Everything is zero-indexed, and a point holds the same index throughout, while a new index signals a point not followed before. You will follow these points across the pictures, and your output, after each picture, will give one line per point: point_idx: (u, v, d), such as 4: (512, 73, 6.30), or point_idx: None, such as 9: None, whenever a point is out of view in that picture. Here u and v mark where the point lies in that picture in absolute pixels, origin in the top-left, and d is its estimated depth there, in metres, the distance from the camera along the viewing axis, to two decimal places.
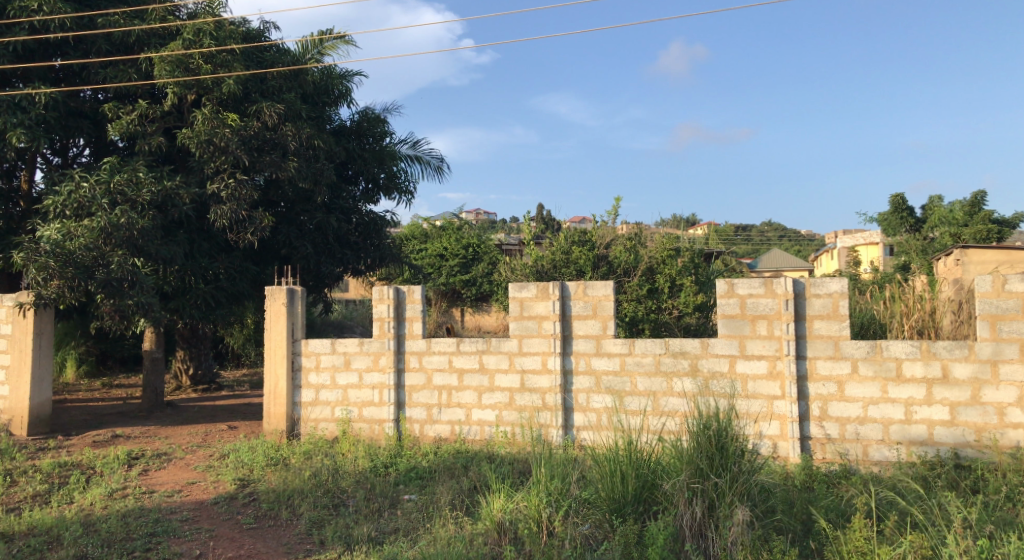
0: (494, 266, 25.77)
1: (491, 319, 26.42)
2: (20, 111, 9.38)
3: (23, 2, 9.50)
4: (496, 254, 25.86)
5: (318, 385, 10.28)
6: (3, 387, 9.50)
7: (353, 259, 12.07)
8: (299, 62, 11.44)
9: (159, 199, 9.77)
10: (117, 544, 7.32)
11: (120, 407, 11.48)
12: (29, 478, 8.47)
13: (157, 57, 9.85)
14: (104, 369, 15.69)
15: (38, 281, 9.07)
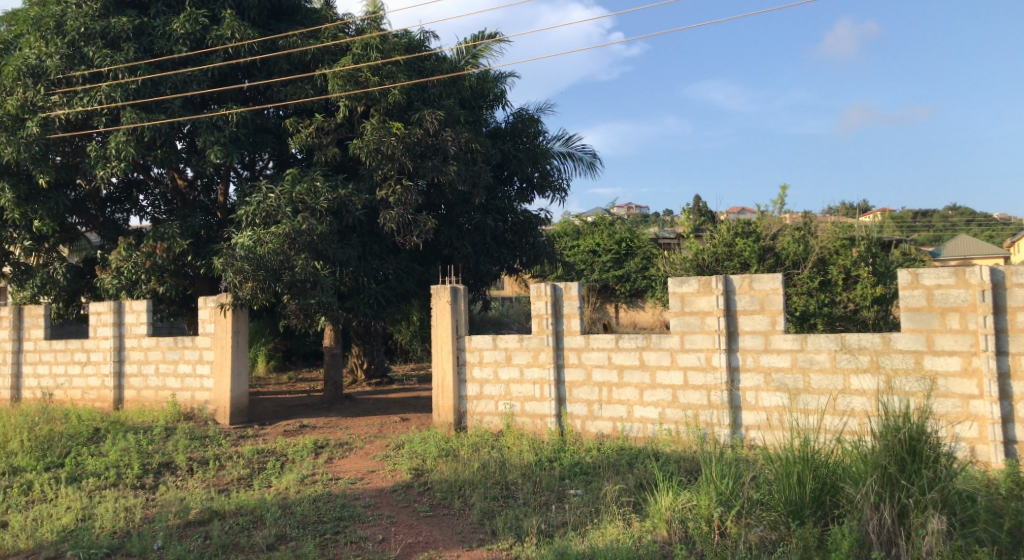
0: (648, 261, 25.45)
1: (647, 315, 26.14)
2: (216, 130, 10.38)
3: (219, 31, 10.43)
4: (650, 248, 25.56)
5: (481, 379, 10.57)
6: (209, 380, 10.51)
7: (510, 257, 12.35)
8: (456, 68, 11.80)
9: (335, 206, 10.43)
10: (311, 525, 7.95)
11: (305, 399, 12.43)
12: (234, 462, 9.39)
13: (331, 73, 10.44)
14: (289, 364, 17.08)
15: (235, 284, 9.98)
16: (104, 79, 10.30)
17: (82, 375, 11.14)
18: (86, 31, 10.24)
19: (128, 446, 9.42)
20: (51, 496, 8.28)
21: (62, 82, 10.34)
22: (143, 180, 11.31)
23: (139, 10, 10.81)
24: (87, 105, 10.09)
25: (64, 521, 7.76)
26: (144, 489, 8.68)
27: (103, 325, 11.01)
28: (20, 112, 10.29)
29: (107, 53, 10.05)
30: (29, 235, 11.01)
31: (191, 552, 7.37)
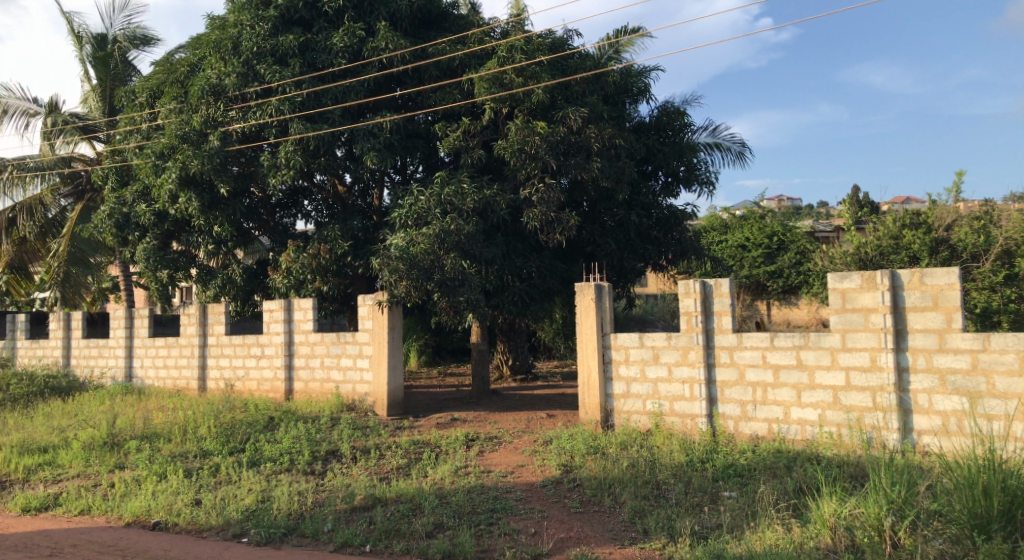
0: (802, 256, 24.30)
1: (801, 312, 24.95)
2: (372, 137, 10.94)
3: (374, 43, 11.01)
4: (805, 242, 24.38)
5: (628, 378, 10.50)
6: (368, 373, 11.12)
7: (655, 254, 12.16)
8: (600, 64, 11.75)
9: (481, 206, 10.67)
10: (466, 516, 8.21)
11: (455, 393, 12.88)
12: (392, 451, 9.87)
13: (477, 77, 10.71)
14: (438, 359, 17.75)
15: (391, 283, 10.37)
16: (275, 94, 11.14)
17: (258, 367, 12.11)
18: (258, 50, 11.13)
19: (299, 434, 10.14)
20: (234, 478, 9.05)
21: (238, 98, 11.28)
22: (307, 188, 12.10)
23: (304, 27, 11.59)
24: (260, 119, 10.98)
25: (246, 502, 8.47)
26: (314, 475, 9.31)
27: (275, 321, 11.90)
28: (204, 127, 11.25)
29: (277, 69, 10.91)
30: (212, 240, 11.96)
31: (357, 536, 7.83)
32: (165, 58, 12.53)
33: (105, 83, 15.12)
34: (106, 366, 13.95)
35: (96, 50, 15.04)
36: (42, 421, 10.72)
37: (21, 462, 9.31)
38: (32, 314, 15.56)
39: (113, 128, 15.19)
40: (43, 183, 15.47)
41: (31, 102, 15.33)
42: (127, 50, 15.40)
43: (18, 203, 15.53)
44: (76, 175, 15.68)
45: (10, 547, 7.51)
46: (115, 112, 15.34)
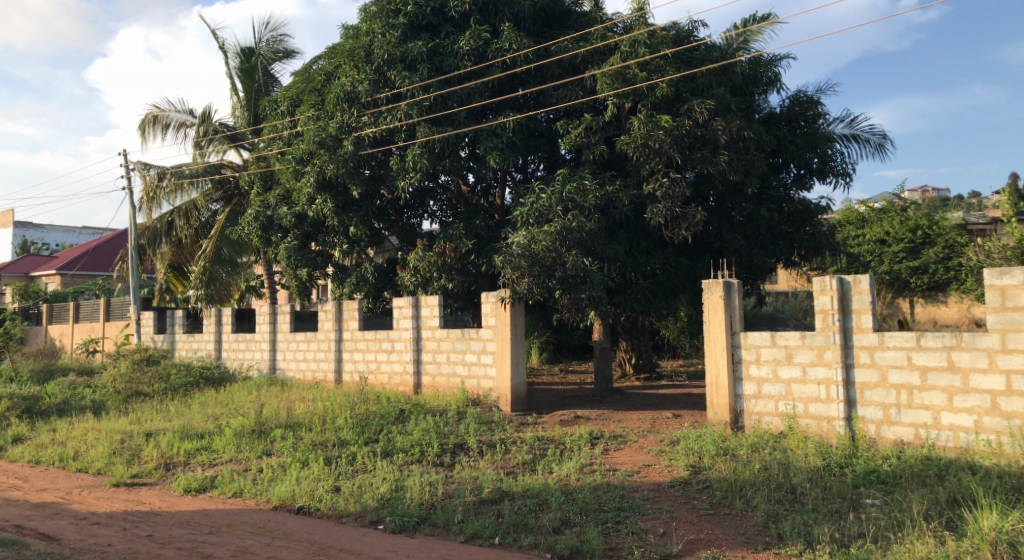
0: (950, 250, 22.67)
1: (949, 311, 23.30)
2: (495, 136, 11.12)
3: (498, 44, 11.18)
4: (954, 235, 22.75)
5: (758, 378, 10.17)
6: (491, 369, 11.31)
7: (786, 249, 11.69)
8: (727, 56, 11.43)
9: (603, 202, 10.60)
10: (593, 513, 8.20)
11: (577, 391, 12.90)
12: (518, 446, 10.01)
13: (600, 73, 10.67)
14: (561, 356, 17.86)
15: (513, 280, 10.38)
16: (403, 98, 11.61)
17: (389, 361, 12.60)
18: (388, 57, 11.58)
19: (428, 427, 10.48)
20: (370, 468, 9.46)
21: (371, 104, 11.79)
22: (432, 189, 12.51)
23: (432, 32, 11.95)
24: (390, 123, 11.44)
25: (382, 490, 8.83)
26: (443, 466, 9.58)
27: (404, 317, 12.34)
28: (340, 133, 11.83)
29: (406, 74, 11.33)
30: (346, 240, 12.57)
31: (487, 528, 8.00)
32: (304, 68, 13.26)
33: (250, 94, 16.16)
34: (253, 359, 14.93)
35: (242, 62, 16.10)
36: (199, 408, 11.61)
37: (182, 445, 10.13)
38: (188, 310, 16.86)
39: (257, 137, 16.21)
40: (198, 190, 16.74)
41: (185, 113, 16.60)
42: (269, 62, 16.38)
43: (175, 208, 16.86)
44: (225, 182, 17.02)
45: (175, 523, 8.20)
46: (258, 121, 16.37)
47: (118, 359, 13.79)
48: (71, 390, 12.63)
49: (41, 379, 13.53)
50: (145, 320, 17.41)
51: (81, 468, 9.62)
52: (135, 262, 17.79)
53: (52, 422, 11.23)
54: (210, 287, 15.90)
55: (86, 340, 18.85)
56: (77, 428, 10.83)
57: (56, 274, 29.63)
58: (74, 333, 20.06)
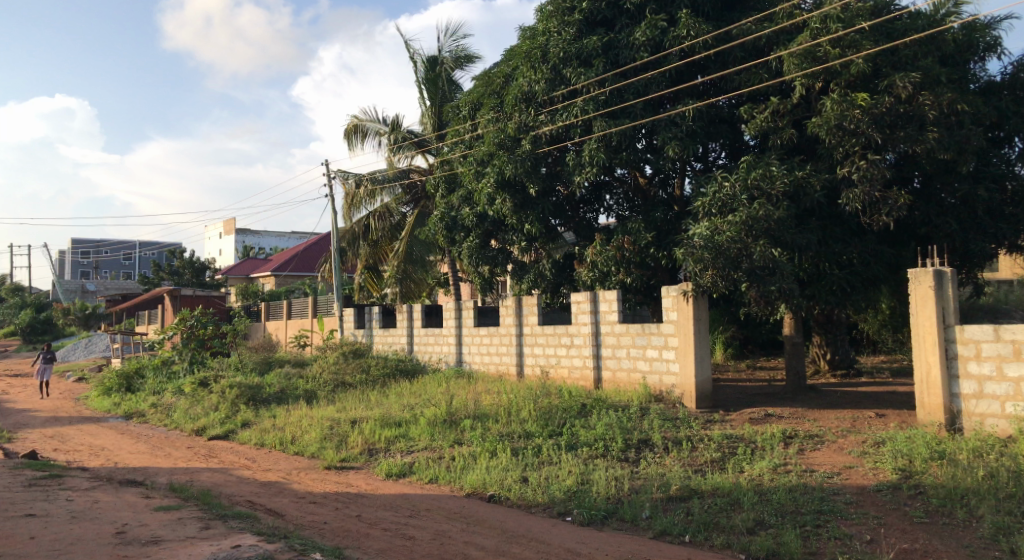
0: None
1: None
2: (674, 126, 10.94)
3: (675, 32, 10.93)
4: None
5: (979, 376, 9.19)
6: (674, 364, 11.09)
7: (1010, 233, 10.46)
8: (934, 23, 10.45)
9: (792, 188, 10.08)
10: (791, 515, 7.79)
11: (766, 388, 12.38)
12: (705, 444, 9.74)
13: (786, 53, 10.11)
14: (747, 352, 17.20)
15: (696, 273, 10.21)
16: (579, 94, 11.79)
17: (569, 356, 12.75)
18: (564, 55, 11.76)
19: (612, 422, 10.47)
20: (557, 460, 9.61)
21: (547, 103, 12.10)
22: (609, 182, 12.58)
23: (607, 26, 11.92)
24: (567, 120, 11.66)
25: (568, 483, 8.94)
26: (629, 462, 9.53)
27: (583, 313, 12.46)
28: (518, 133, 12.24)
29: (582, 71, 11.49)
30: (524, 237, 12.85)
31: (676, 525, 7.87)
32: (484, 72, 13.72)
33: (434, 100, 17.06)
34: (441, 353, 15.70)
35: (427, 72, 17.07)
36: (395, 398, 12.39)
37: (382, 433, 10.86)
38: (383, 307, 18.03)
39: (441, 141, 17.02)
40: (389, 195, 17.81)
41: (379, 123, 17.74)
42: (451, 69, 17.20)
43: (370, 212, 18.13)
44: (414, 185, 17.88)
45: (380, 505, 8.81)
46: (443, 127, 17.22)
47: (324, 352, 15.04)
48: (286, 379, 13.94)
49: (261, 369, 15.05)
50: (345, 317, 18.90)
51: (298, 451, 10.59)
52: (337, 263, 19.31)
53: (273, 408, 12.46)
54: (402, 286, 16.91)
55: (297, 334, 20.72)
56: (293, 415, 11.94)
57: (272, 274, 33.05)
58: (286, 328, 22.11)
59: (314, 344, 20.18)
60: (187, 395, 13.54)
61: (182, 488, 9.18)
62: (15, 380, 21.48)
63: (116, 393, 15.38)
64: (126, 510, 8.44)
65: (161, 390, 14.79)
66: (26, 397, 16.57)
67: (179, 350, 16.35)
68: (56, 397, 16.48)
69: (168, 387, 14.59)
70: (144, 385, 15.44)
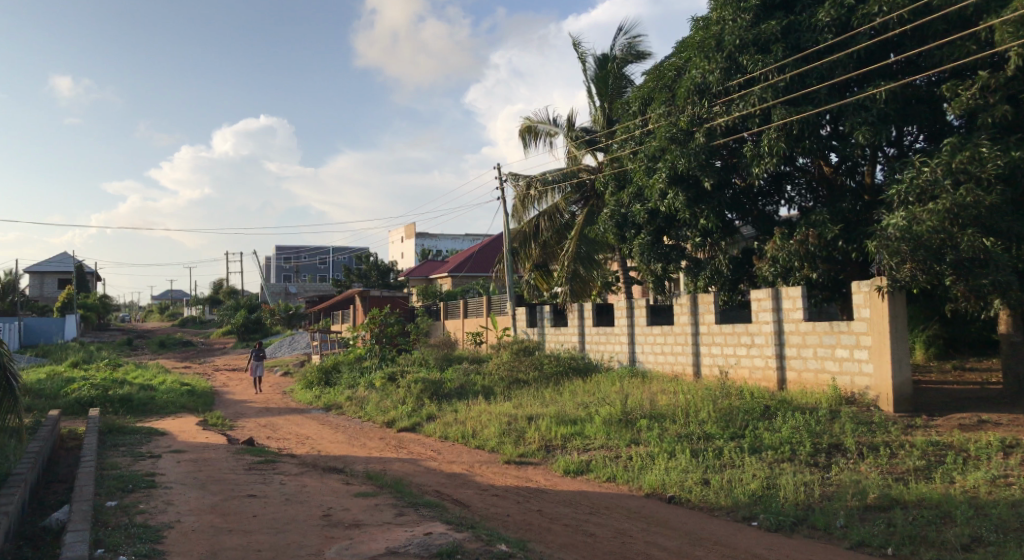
0: None
1: None
2: (864, 110, 10.29)
3: (864, 10, 10.27)
4: None
5: None
6: (868, 365, 10.36)
7: None
8: None
9: (1007, 170, 9.09)
10: (1015, 533, 7.01)
11: (978, 392, 11.25)
12: (907, 451, 9.01)
13: (999, 21, 9.11)
14: (952, 353, 15.73)
15: (891, 267, 9.64)
16: (756, 83, 11.45)
17: (749, 355, 12.29)
18: (740, 42, 11.42)
19: (798, 425, 9.95)
20: (739, 463, 9.30)
21: (722, 93, 11.85)
22: (790, 172, 11.99)
23: (787, 10, 11.44)
24: (743, 110, 11.38)
25: (752, 486, 8.62)
26: (818, 467, 9.02)
27: (764, 311, 11.97)
28: (690, 126, 12.08)
29: (759, 58, 11.13)
30: (699, 232, 12.58)
31: (876, 537, 7.33)
32: (655, 65, 13.56)
33: (604, 98, 17.16)
34: (614, 351, 15.69)
35: (598, 70, 17.15)
36: (570, 396, 12.53)
37: (559, 430, 11.03)
38: (555, 306, 18.30)
39: (611, 137, 16.98)
40: (560, 194, 18.05)
41: (550, 123, 18.04)
42: (623, 65, 17.01)
43: (542, 212, 18.47)
44: (582, 183, 17.85)
45: (560, 501, 8.95)
46: (614, 124, 17.25)
47: (499, 350, 15.49)
48: (465, 375, 14.53)
49: (442, 365, 15.80)
50: (519, 315, 19.45)
51: (479, 445, 11.01)
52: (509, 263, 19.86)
53: (455, 403, 13.04)
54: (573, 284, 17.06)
55: (472, 333, 21.55)
56: (474, 410, 12.42)
57: (449, 275, 34.55)
58: (463, 326, 23.04)
59: (489, 342, 20.89)
60: (377, 389, 14.49)
61: (377, 476, 9.85)
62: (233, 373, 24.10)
63: (315, 386, 16.79)
64: (330, 494, 9.19)
65: (354, 384, 15.95)
66: (242, 389, 18.51)
67: (370, 347, 17.59)
68: (265, 389, 18.27)
69: (360, 381, 15.71)
70: (339, 378, 16.73)
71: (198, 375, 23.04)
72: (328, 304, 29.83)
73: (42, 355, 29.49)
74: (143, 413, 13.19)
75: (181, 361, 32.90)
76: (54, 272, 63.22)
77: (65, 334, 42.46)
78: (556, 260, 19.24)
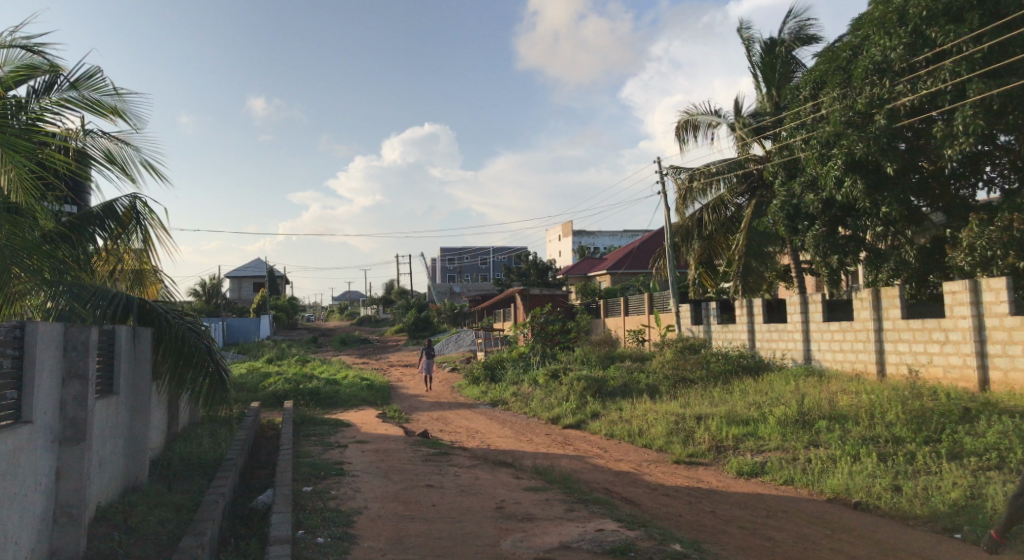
0: None
1: None
2: None
3: None
4: None
5: None
6: None
7: None
8: None
9: None
10: None
11: None
12: None
13: None
14: None
15: None
16: (947, 56, 10.80)
17: (943, 353, 11.33)
18: (928, 14, 10.89)
19: (1006, 429, 9.00)
20: (936, 469, 8.58)
21: (907, 70, 11.19)
22: (989, 152, 11.46)
23: None
24: (933, 87, 10.77)
25: (953, 496, 7.92)
26: None
27: (960, 304, 11.01)
28: (868, 108, 11.51)
29: (952, 29, 10.54)
30: (880, 222, 12.23)
31: None
32: (828, 46, 12.86)
33: (771, 84, 16.50)
34: (787, 349, 15.09)
35: (764, 55, 16.40)
36: (740, 396, 12.14)
37: (730, 430, 10.70)
38: (720, 302, 18.10)
39: (779, 125, 16.20)
40: (724, 185, 17.39)
41: (712, 114, 17.55)
42: (793, 47, 16.26)
43: (705, 205, 17.97)
44: (748, 174, 17.24)
45: (735, 503, 8.67)
46: (781, 110, 16.53)
47: (663, 348, 15.30)
48: (629, 373, 14.47)
49: (604, 363, 15.81)
50: (683, 313, 19.34)
51: (646, 444, 10.93)
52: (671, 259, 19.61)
53: (619, 401, 12.99)
54: (743, 277, 16.63)
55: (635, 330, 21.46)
56: (639, 408, 12.33)
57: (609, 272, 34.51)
58: (624, 324, 22.92)
59: (652, 340, 20.67)
60: (541, 386, 14.75)
61: (546, 471, 10.01)
62: (406, 369, 25.49)
63: (482, 382, 17.37)
64: (503, 487, 9.45)
65: (519, 380, 16.35)
66: (415, 385, 19.53)
67: (532, 345, 17.96)
68: (435, 385, 19.14)
69: (524, 378, 16.05)
70: (505, 375, 17.20)
71: (375, 370, 24.57)
72: (491, 303, 30.78)
73: (244, 352, 32.63)
74: (330, 405, 14.26)
75: (360, 357, 35.32)
76: (249, 276, 69.82)
77: (260, 332, 46.93)
78: (722, 255, 18.60)
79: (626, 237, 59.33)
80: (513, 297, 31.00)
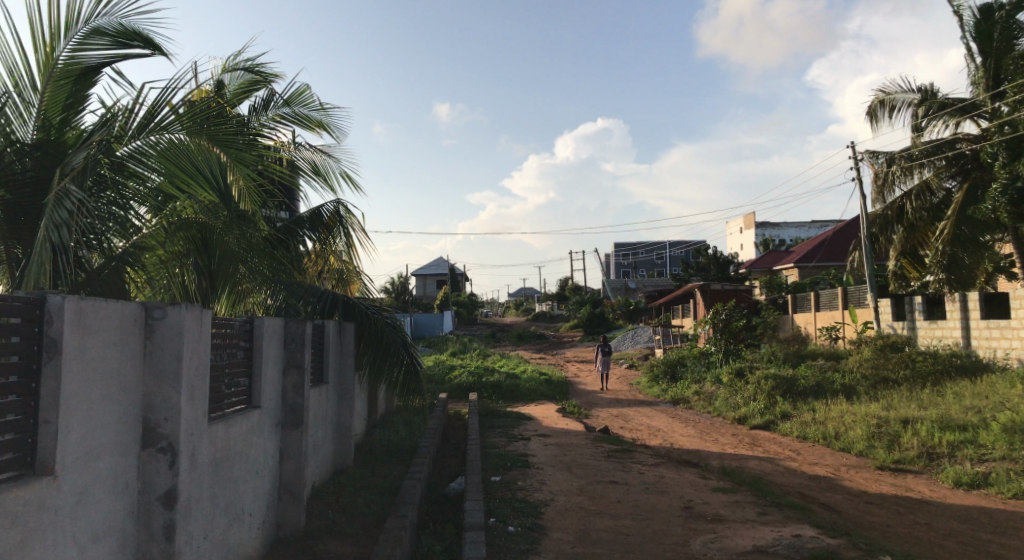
0: None
1: None
2: None
3: None
4: None
5: None
6: None
7: None
8: None
9: None
10: None
11: None
12: None
13: None
14: None
15: None
16: None
17: None
18: None
19: None
20: None
21: None
22: None
23: None
24: None
25: None
26: None
27: None
28: None
29: None
30: None
31: None
32: None
33: (989, 55, 14.85)
34: (1010, 347, 14.08)
35: (979, 23, 14.85)
36: (955, 399, 11.08)
37: (944, 436, 9.78)
38: (928, 298, 17.20)
39: (998, 100, 14.67)
40: (929, 170, 16.05)
41: (913, 92, 16.32)
42: (1015, 12, 14.49)
43: (908, 191, 16.65)
44: (960, 156, 15.64)
45: (954, 517, 7.89)
46: (1001, 84, 14.88)
47: (861, 347, 14.35)
48: (821, 372, 13.68)
49: (793, 361, 15.07)
50: (884, 309, 18.80)
51: (845, 448, 10.28)
52: (870, 252, 18.85)
53: (812, 402, 12.32)
54: (950, 271, 15.24)
55: (825, 327, 20.50)
56: (835, 410, 11.62)
57: (797, 266, 32.76)
58: (815, 321, 22.12)
59: (846, 337, 19.82)
60: (725, 385, 14.32)
61: (735, 473, 9.67)
62: (583, 365, 25.80)
63: (662, 380, 17.20)
64: (689, 487, 9.25)
65: (701, 378, 15.99)
66: (592, 382, 19.70)
67: (714, 342, 17.53)
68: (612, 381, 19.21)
69: (707, 376, 15.67)
70: (686, 372, 16.91)
71: (552, 365, 25.17)
72: (669, 299, 30.38)
73: (432, 346, 34.70)
74: (512, 398, 14.73)
75: (539, 353, 36.27)
76: (432, 274, 73.80)
77: (444, 327, 49.52)
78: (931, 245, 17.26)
79: (807, 229, 55.99)
80: (690, 293, 30.40)
